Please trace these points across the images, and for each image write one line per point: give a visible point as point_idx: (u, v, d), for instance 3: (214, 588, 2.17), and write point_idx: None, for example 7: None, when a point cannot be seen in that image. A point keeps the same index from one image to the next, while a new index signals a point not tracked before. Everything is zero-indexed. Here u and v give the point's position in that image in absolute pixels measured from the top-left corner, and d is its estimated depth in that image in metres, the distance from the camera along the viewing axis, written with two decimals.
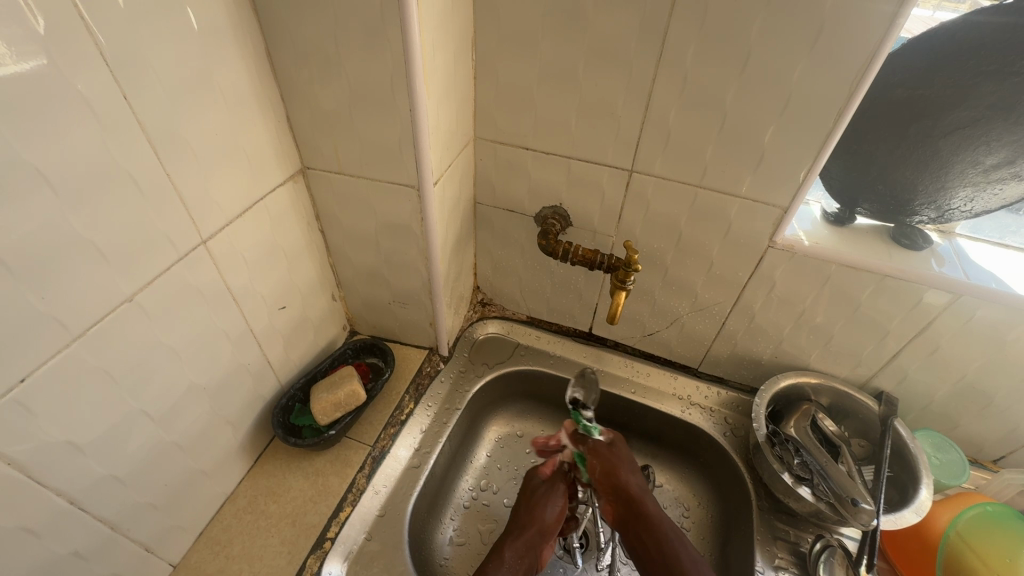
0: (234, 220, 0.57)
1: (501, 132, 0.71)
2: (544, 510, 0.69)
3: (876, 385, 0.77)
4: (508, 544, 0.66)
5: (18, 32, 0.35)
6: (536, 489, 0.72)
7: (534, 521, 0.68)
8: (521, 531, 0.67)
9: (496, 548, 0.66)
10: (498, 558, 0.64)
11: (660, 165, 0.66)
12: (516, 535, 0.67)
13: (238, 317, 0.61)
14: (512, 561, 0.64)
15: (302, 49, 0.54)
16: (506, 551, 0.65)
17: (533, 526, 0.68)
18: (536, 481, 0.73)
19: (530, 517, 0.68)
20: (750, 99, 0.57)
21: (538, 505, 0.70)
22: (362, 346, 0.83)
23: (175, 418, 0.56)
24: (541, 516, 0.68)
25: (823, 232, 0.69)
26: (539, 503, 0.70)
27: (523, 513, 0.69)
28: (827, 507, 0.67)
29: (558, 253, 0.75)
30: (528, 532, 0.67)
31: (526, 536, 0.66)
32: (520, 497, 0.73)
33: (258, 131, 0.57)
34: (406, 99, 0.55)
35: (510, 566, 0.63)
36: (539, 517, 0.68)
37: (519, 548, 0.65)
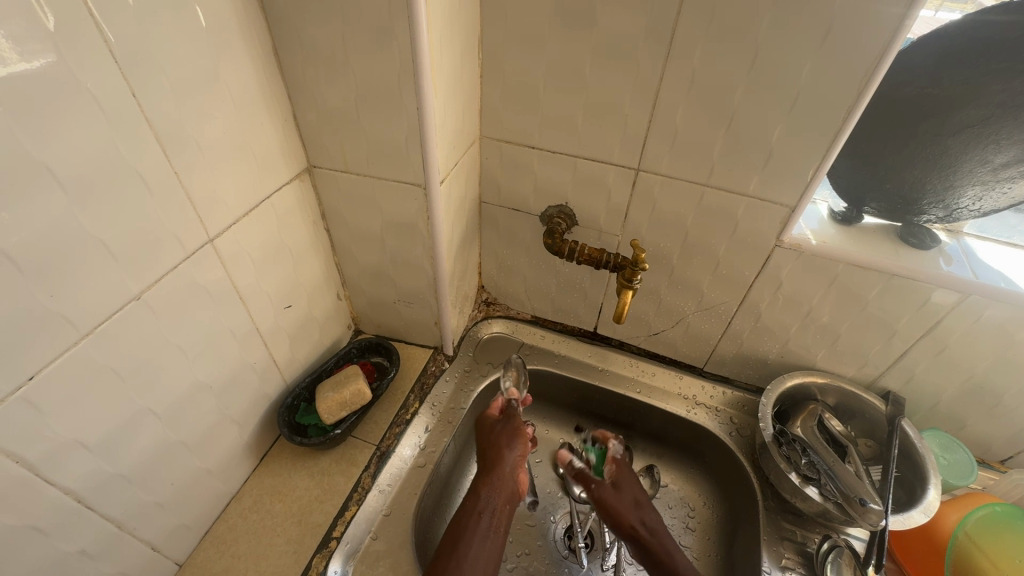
0: (240, 218, 0.57)
1: (507, 131, 0.71)
2: (507, 449, 0.68)
3: (883, 385, 0.76)
4: (482, 482, 0.65)
5: (29, 31, 0.35)
6: (494, 428, 0.71)
7: (499, 461, 0.67)
8: (490, 467, 0.66)
9: (470, 488, 0.64)
10: (473, 496, 0.63)
11: (667, 164, 0.66)
12: (486, 474, 0.66)
13: (244, 316, 0.61)
14: (491, 494, 0.63)
15: (309, 48, 0.54)
16: (482, 488, 0.64)
17: (501, 463, 0.66)
18: (490, 424, 0.73)
19: (494, 456, 0.67)
20: (758, 97, 0.57)
21: (503, 444, 0.69)
22: (367, 345, 0.83)
23: (181, 417, 0.56)
24: (506, 453, 0.68)
25: (830, 231, 0.69)
26: (499, 444, 0.69)
27: (487, 454, 0.68)
28: (834, 508, 0.67)
29: (564, 252, 0.75)
30: (499, 466, 0.66)
31: (496, 473, 0.65)
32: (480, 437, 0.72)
33: (264, 129, 0.57)
34: (412, 98, 0.54)
35: (487, 499, 0.63)
36: (504, 456, 0.67)
37: (494, 482, 0.64)
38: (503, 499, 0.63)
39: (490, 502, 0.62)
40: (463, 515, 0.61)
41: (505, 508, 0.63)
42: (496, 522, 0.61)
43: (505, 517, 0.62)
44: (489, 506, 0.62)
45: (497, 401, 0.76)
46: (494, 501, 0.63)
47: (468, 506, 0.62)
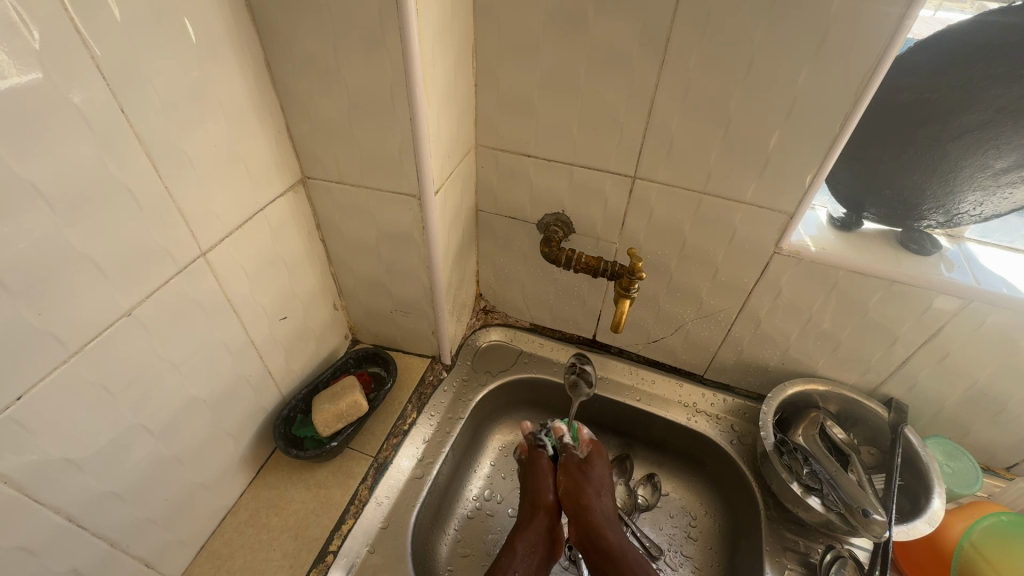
0: (233, 231, 0.56)
1: (502, 138, 0.71)
2: (546, 493, 0.73)
3: (885, 391, 0.75)
4: (518, 538, 0.68)
5: (15, 46, 0.34)
6: (527, 474, 0.76)
7: (537, 512, 0.71)
8: (526, 523, 0.70)
9: (506, 541, 0.69)
10: (510, 551, 0.67)
11: (664, 171, 0.65)
12: (522, 530, 0.70)
13: (238, 328, 0.61)
14: (526, 553, 0.67)
15: (300, 58, 0.54)
16: (518, 543, 0.68)
17: (539, 511, 0.71)
18: (541, 467, 0.76)
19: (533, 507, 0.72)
20: (755, 103, 0.56)
21: (536, 488, 0.73)
22: (364, 355, 0.82)
23: (176, 431, 0.55)
24: (540, 502, 0.72)
25: (829, 237, 0.68)
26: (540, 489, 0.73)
27: (527, 504, 0.72)
28: (837, 518, 0.66)
29: (561, 261, 0.74)
30: (535, 520, 0.71)
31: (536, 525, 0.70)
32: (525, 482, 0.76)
33: (257, 141, 0.56)
34: (405, 109, 0.54)
35: (523, 556, 0.67)
36: (544, 500, 0.72)
37: (529, 539, 0.69)
38: (538, 557, 0.68)
39: (525, 561, 0.66)
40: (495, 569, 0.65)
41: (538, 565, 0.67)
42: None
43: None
44: (524, 563, 0.66)
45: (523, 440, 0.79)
46: (528, 560, 0.67)
47: (502, 561, 0.66)
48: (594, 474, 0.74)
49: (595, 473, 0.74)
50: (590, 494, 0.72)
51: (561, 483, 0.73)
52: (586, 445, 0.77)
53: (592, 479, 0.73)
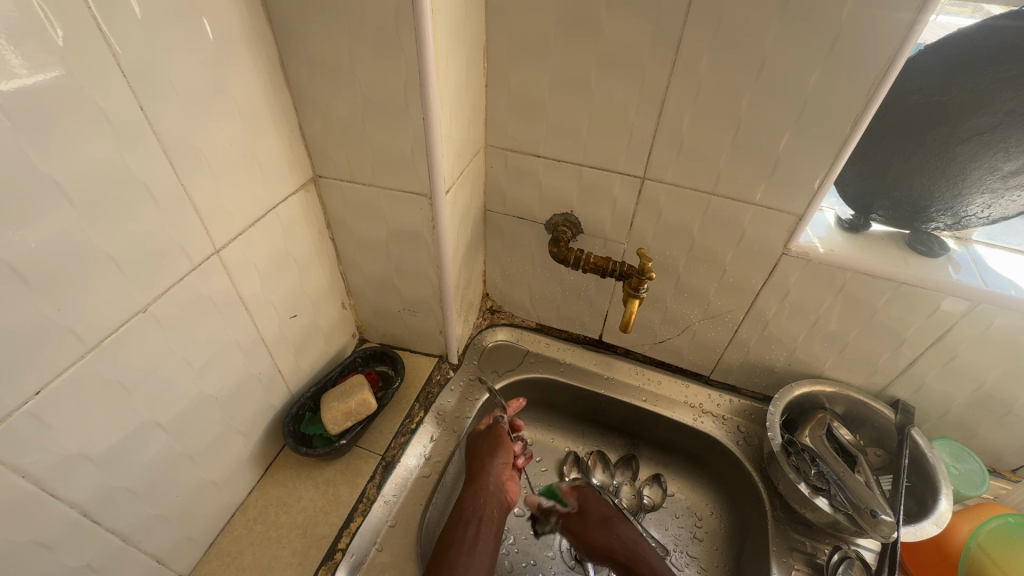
0: (246, 229, 0.57)
1: (512, 139, 0.71)
2: (489, 471, 0.71)
3: (892, 393, 0.76)
4: (467, 497, 0.70)
5: (39, 43, 0.35)
6: (478, 443, 0.76)
7: (480, 479, 0.71)
8: (471, 487, 0.70)
9: (459, 501, 0.70)
10: (456, 517, 0.68)
11: (673, 172, 0.66)
12: (469, 492, 0.70)
13: (249, 326, 0.61)
14: (477, 514, 0.68)
15: (315, 57, 0.54)
16: (466, 507, 0.69)
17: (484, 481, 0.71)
18: (478, 442, 0.76)
19: (476, 474, 0.71)
20: (766, 104, 0.57)
21: (482, 461, 0.73)
22: (372, 354, 0.82)
23: (188, 428, 0.55)
24: (486, 470, 0.72)
25: (837, 238, 0.68)
26: (483, 462, 0.72)
27: (472, 471, 0.72)
28: (844, 518, 0.66)
29: (569, 261, 0.74)
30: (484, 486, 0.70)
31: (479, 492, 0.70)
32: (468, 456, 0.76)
33: (270, 140, 0.57)
34: (418, 108, 0.54)
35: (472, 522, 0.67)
36: (484, 475, 0.71)
37: (477, 500, 0.69)
38: (488, 516, 0.68)
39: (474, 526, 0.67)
40: (452, 531, 0.66)
41: (492, 519, 0.69)
42: (481, 535, 0.66)
43: (491, 527, 0.68)
44: (477, 525, 0.67)
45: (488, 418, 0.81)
46: (481, 517, 0.68)
47: (454, 524, 0.67)
48: (595, 510, 0.75)
49: (597, 509, 0.75)
50: (614, 537, 0.72)
51: (501, 453, 0.73)
52: (568, 492, 0.78)
53: (597, 518, 0.74)
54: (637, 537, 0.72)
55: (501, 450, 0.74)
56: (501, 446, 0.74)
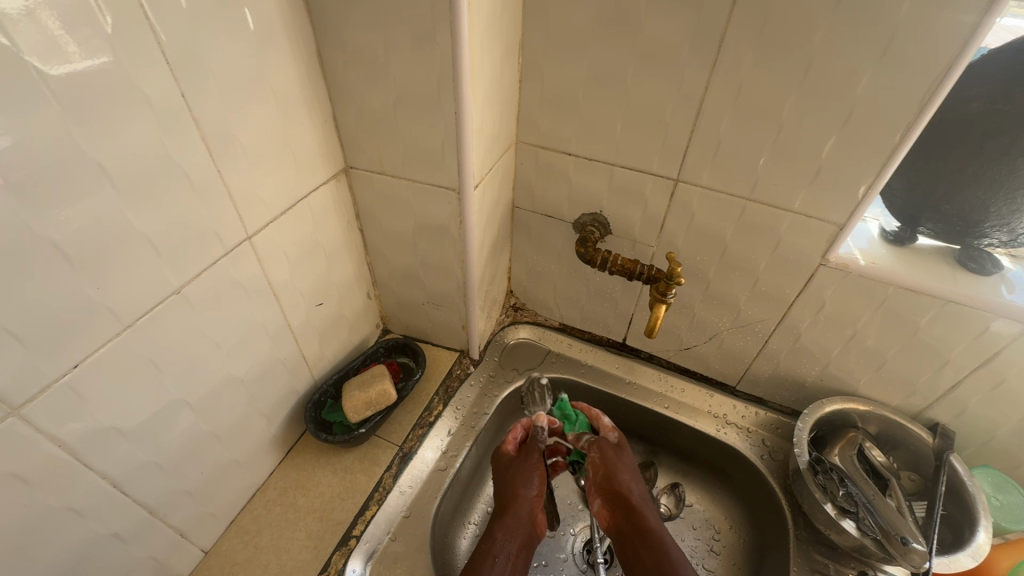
0: (278, 217, 0.58)
1: (543, 135, 0.70)
2: (523, 486, 0.71)
3: (930, 416, 0.72)
4: (498, 525, 0.68)
5: (86, 29, 0.36)
6: (512, 463, 0.74)
7: (517, 498, 0.70)
8: (507, 507, 0.70)
9: (487, 529, 0.69)
10: (489, 538, 0.67)
11: (708, 175, 0.64)
12: (503, 515, 0.69)
13: (277, 312, 0.62)
14: (507, 534, 0.68)
15: (351, 49, 0.54)
16: (498, 531, 0.68)
17: (519, 501, 0.70)
18: (507, 458, 0.75)
19: (512, 493, 0.70)
20: (812, 107, 0.54)
21: (518, 480, 0.71)
22: (394, 345, 0.83)
23: (213, 407, 0.57)
24: (521, 490, 0.71)
25: (880, 251, 0.65)
26: (511, 482, 0.72)
27: (505, 491, 0.71)
28: (872, 544, 0.63)
29: (596, 261, 0.73)
30: (515, 507, 0.70)
31: (512, 516, 0.69)
32: (495, 472, 0.75)
33: (305, 130, 0.58)
34: (451, 102, 0.54)
35: (503, 540, 0.67)
36: (521, 493, 0.70)
37: (508, 525, 0.68)
38: (517, 543, 0.67)
39: (505, 546, 0.66)
40: (478, 557, 0.65)
41: (519, 551, 0.67)
42: (511, 566, 0.65)
43: (519, 561, 0.66)
44: (506, 549, 0.66)
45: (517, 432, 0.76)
46: (511, 541, 0.67)
47: (484, 547, 0.66)
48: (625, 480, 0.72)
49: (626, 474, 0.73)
50: (627, 477, 0.72)
51: (534, 459, 0.73)
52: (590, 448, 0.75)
53: (621, 460, 0.74)
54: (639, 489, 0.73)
55: (535, 467, 0.73)
56: (532, 451, 0.74)
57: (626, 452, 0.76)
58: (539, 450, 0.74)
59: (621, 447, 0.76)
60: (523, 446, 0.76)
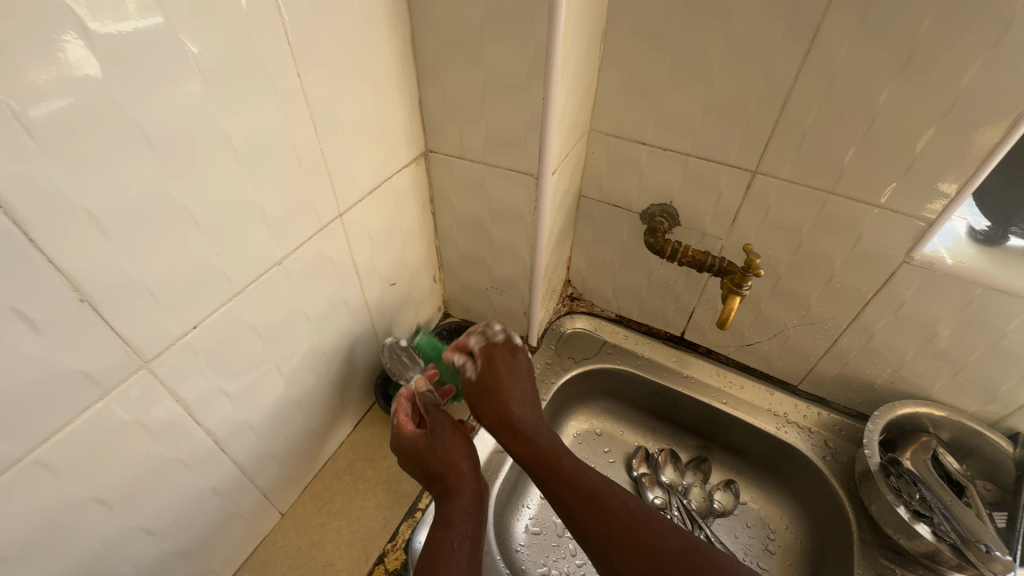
0: (365, 196, 0.60)
1: (618, 124, 0.70)
2: (464, 458, 0.61)
3: (1011, 425, 0.70)
4: (452, 505, 0.57)
5: (226, 8, 0.38)
6: (431, 441, 0.62)
7: (456, 470, 0.60)
8: (451, 487, 0.59)
9: (437, 518, 0.56)
10: (444, 526, 0.55)
11: (790, 167, 0.63)
12: (450, 496, 0.58)
13: (357, 288, 0.65)
14: (468, 512, 0.57)
15: (444, 34, 0.56)
16: (455, 515, 0.56)
17: (455, 470, 0.60)
18: (422, 440, 0.63)
19: (450, 464, 0.60)
20: (911, 98, 0.53)
21: (449, 446, 0.62)
22: (456, 328, 0.85)
23: (298, 376, 0.60)
24: (454, 459, 0.61)
25: (968, 251, 0.63)
26: (448, 452, 0.61)
27: (436, 466, 0.60)
28: (949, 549, 0.61)
29: (666, 252, 0.73)
30: (458, 480, 0.59)
31: (468, 489, 0.59)
32: (410, 458, 0.63)
33: (393, 113, 0.59)
34: (539, 88, 0.55)
35: (460, 526, 0.55)
36: (461, 465, 0.60)
37: (467, 503, 0.58)
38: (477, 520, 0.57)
39: (466, 525, 0.56)
40: (435, 546, 0.53)
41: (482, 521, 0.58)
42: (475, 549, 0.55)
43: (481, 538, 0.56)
44: (468, 526, 0.56)
45: (404, 408, 0.67)
46: (471, 518, 0.57)
47: (438, 538, 0.54)
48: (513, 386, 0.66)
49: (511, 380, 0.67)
50: (516, 387, 0.66)
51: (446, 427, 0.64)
52: (478, 358, 0.69)
53: (495, 392, 0.65)
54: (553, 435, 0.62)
55: (449, 429, 0.64)
56: (438, 421, 0.65)
57: (515, 348, 0.70)
58: (445, 420, 0.65)
59: (518, 353, 0.70)
60: (425, 418, 0.67)
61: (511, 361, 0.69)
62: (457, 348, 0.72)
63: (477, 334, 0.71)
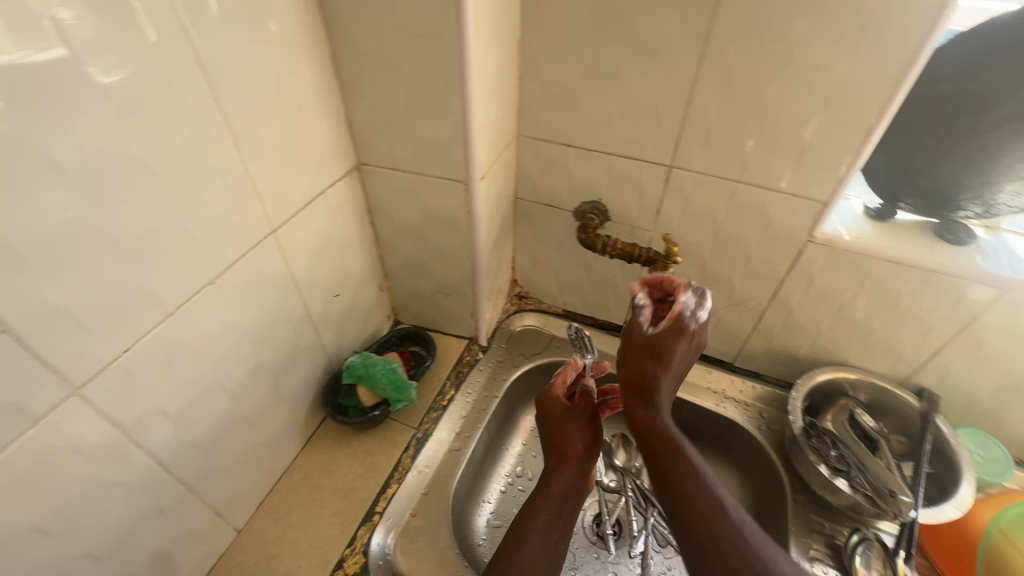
0: (298, 212, 0.61)
1: (543, 128, 0.74)
2: (577, 438, 0.69)
3: (916, 382, 0.77)
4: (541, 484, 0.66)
5: (133, 40, 0.39)
6: (567, 413, 0.72)
7: (571, 451, 0.69)
8: (562, 460, 0.68)
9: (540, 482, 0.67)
10: (544, 491, 0.65)
11: (700, 160, 0.68)
12: (554, 470, 0.67)
13: (298, 302, 0.66)
14: (560, 495, 0.65)
15: (363, 51, 0.58)
16: (552, 483, 0.66)
17: (570, 452, 0.68)
18: (559, 407, 0.72)
19: (567, 445, 0.69)
20: (795, 92, 0.58)
21: (568, 426, 0.70)
22: (406, 334, 0.87)
23: (243, 393, 0.60)
24: (564, 437, 0.70)
25: (863, 227, 0.69)
26: (567, 433, 0.70)
27: (562, 446, 0.69)
28: (865, 500, 0.66)
29: (597, 246, 0.77)
30: (569, 462, 0.68)
31: (563, 473, 0.67)
32: (550, 424, 0.72)
33: (321, 129, 0.61)
34: (458, 99, 0.58)
35: (557, 497, 0.65)
36: (575, 445, 0.69)
37: (562, 480, 0.66)
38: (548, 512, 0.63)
39: (552, 506, 0.64)
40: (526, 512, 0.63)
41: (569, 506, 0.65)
42: (557, 522, 0.63)
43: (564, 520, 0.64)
44: (552, 506, 0.64)
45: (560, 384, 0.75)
46: (561, 502, 0.65)
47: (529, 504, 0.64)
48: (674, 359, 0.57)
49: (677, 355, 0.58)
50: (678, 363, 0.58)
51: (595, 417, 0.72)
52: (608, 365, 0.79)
53: (649, 356, 0.57)
54: (670, 424, 0.56)
55: (584, 420, 0.72)
56: (591, 408, 0.72)
57: (689, 336, 0.58)
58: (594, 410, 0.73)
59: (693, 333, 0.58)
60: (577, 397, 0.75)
61: (682, 347, 0.58)
62: (646, 287, 0.65)
63: (688, 298, 0.59)
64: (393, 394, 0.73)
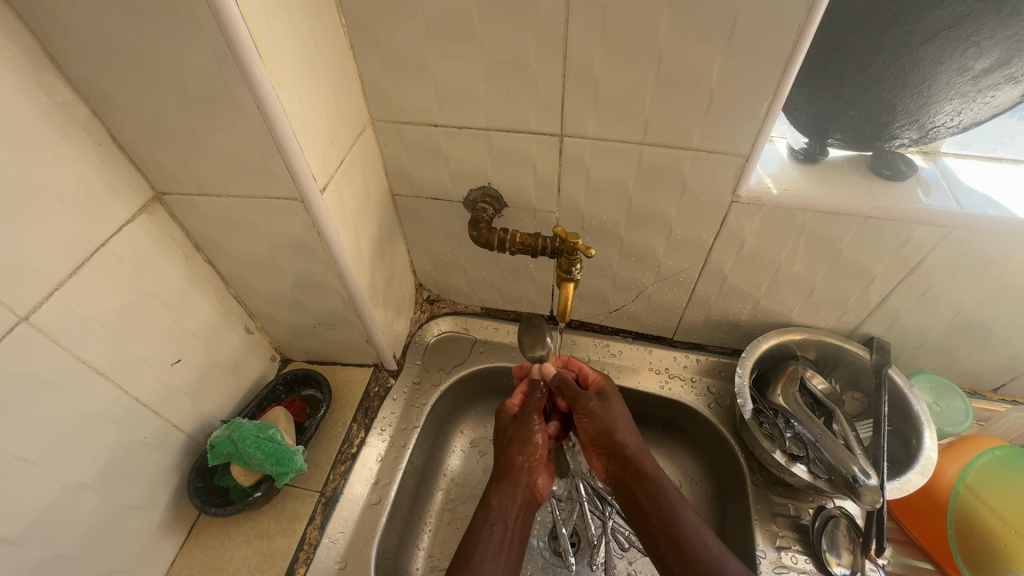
0: (66, 281, 0.45)
1: (400, 109, 0.59)
2: (518, 453, 0.63)
3: (865, 331, 0.70)
4: (493, 490, 0.61)
5: None
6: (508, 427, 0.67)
7: (512, 467, 0.62)
8: (504, 474, 0.62)
9: (482, 496, 0.61)
10: (485, 507, 0.59)
11: (594, 123, 0.55)
12: (499, 481, 0.62)
13: (113, 390, 0.51)
14: (504, 504, 0.60)
15: (95, 49, 0.41)
16: (494, 497, 0.60)
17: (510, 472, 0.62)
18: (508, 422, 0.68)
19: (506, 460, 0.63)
20: (689, 25, 0.45)
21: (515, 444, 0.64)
22: (295, 378, 0.72)
23: (49, 528, 0.47)
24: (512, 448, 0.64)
25: (792, 173, 0.59)
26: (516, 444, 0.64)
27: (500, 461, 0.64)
28: (826, 485, 0.62)
29: (494, 244, 0.64)
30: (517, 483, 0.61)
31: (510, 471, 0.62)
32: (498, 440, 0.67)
33: (69, 165, 0.44)
34: (248, 96, 0.42)
35: (501, 508, 0.59)
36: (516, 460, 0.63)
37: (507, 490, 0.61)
38: (517, 509, 0.60)
39: (503, 514, 0.59)
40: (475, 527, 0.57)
41: (519, 515, 0.60)
42: (508, 535, 0.57)
43: (518, 529, 0.59)
44: (502, 519, 0.58)
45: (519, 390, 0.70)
46: (507, 511, 0.59)
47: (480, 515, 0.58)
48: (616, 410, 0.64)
49: (616, 405, 0.65)
50: (624, 428, 0.62)
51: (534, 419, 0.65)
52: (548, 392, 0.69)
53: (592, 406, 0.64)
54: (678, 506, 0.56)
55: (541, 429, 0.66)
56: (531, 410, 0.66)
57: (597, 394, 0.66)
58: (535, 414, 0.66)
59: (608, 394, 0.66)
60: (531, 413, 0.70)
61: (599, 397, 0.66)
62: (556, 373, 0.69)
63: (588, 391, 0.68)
64: (275, 467, 0.60)
